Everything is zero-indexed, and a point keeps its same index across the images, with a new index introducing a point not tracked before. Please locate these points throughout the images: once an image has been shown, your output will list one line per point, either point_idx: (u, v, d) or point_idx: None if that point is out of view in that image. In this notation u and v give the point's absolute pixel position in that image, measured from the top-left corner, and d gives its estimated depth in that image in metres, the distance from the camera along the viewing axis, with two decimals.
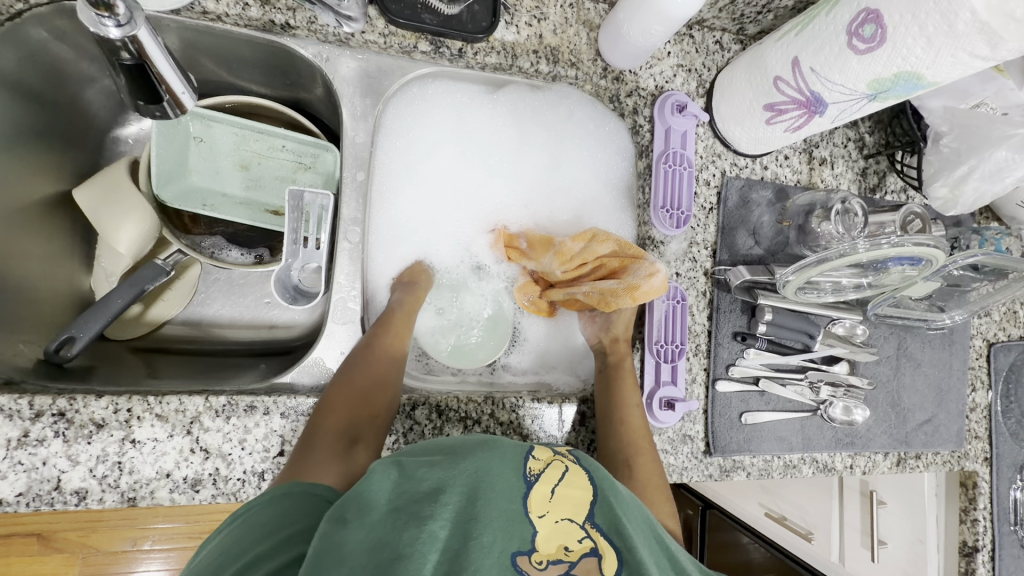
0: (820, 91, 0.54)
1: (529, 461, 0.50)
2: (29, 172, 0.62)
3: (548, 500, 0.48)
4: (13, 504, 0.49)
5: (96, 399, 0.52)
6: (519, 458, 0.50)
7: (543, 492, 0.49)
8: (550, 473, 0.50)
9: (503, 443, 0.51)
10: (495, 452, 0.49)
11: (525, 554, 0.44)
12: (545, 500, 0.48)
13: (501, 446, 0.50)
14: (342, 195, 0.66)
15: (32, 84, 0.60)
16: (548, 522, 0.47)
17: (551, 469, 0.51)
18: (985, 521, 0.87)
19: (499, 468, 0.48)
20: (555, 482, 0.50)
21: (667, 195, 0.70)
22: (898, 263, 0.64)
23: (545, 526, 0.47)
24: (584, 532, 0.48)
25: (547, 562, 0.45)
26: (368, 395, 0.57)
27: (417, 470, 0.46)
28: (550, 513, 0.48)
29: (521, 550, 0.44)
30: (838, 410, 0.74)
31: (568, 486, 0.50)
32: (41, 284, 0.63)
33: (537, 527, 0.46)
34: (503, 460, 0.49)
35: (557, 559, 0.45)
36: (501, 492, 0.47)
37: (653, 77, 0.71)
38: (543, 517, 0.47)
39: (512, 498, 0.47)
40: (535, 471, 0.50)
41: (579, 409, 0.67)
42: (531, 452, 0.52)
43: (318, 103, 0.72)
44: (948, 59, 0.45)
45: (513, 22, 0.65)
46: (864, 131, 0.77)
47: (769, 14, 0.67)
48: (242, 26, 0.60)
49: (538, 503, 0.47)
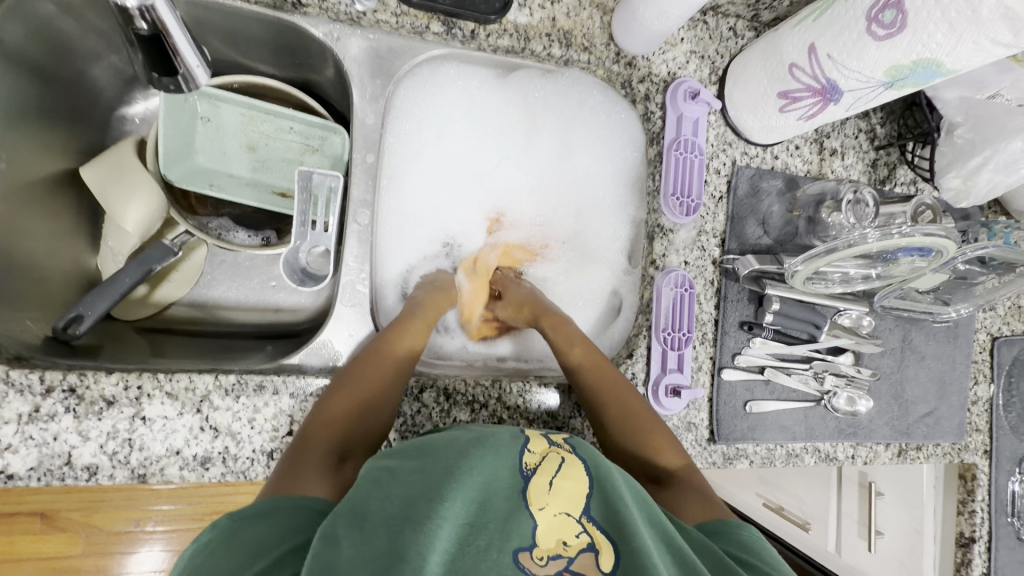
0: (836, 79, 0.54)
1: (523, 455, 0.50)
2: (35, 149, 0.62)
3: (548, 491, 0.47)
4: (25, 478, 0.50)
5: (106, 376, 0.52)
6: (513, 454, 0.50)
7: (541, 484, 0.48)
8: (547, 465, 0.49)
9: (495, 437, 0.51)
10: (487, 449, 0.49)
11: (526, 550, 0.43)
12: (545, 491, 0.47)
13: (496, 441, 0.51)
14: (351, 177, 0.65)
15: (37, 58, 0.59)
16: (548, 515, 0.46)
17: (547, 461, 0.50)
18: (982, 513, 0.88)
19: (492, 466, 0.48)
20: (553, 474, 0.49)
21: (677, 183, 0.69)
22: (907, 253, 0.63)
23: (545, 519, 0.46)
24: (581, 527, 0.46)
25: (547, 558, 0.44)
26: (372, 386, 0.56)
27: (410, 475, 0.47)
28: (549, 506, 0.47)
29: (522, 546, 0.43)
30: (841, 400, 0.75)
31: (566, 478, 0.49)
32: (48, 262, 0.63)
33: (538, 520, 0.45)
34: (497, 457, 0.49)
35: (556, 553, 0.44)
36: (497, 490, 0.47)
37: (666, 63, 0.70)
38: (544, 509, 0.46)
39: (507, 496, 0.46)
40: (532, 465, 0.49)
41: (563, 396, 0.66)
42: (526, 444, 0.51)
43: (327, 84, 0.71)
44: (968, 46, 0.45)
45: (526, 4, 0.64)
46: (875, 122, 0.77)
47: (785, 1, 0.66)
48: (253, 3, 0.59)
49: (537, 496, 0.47)
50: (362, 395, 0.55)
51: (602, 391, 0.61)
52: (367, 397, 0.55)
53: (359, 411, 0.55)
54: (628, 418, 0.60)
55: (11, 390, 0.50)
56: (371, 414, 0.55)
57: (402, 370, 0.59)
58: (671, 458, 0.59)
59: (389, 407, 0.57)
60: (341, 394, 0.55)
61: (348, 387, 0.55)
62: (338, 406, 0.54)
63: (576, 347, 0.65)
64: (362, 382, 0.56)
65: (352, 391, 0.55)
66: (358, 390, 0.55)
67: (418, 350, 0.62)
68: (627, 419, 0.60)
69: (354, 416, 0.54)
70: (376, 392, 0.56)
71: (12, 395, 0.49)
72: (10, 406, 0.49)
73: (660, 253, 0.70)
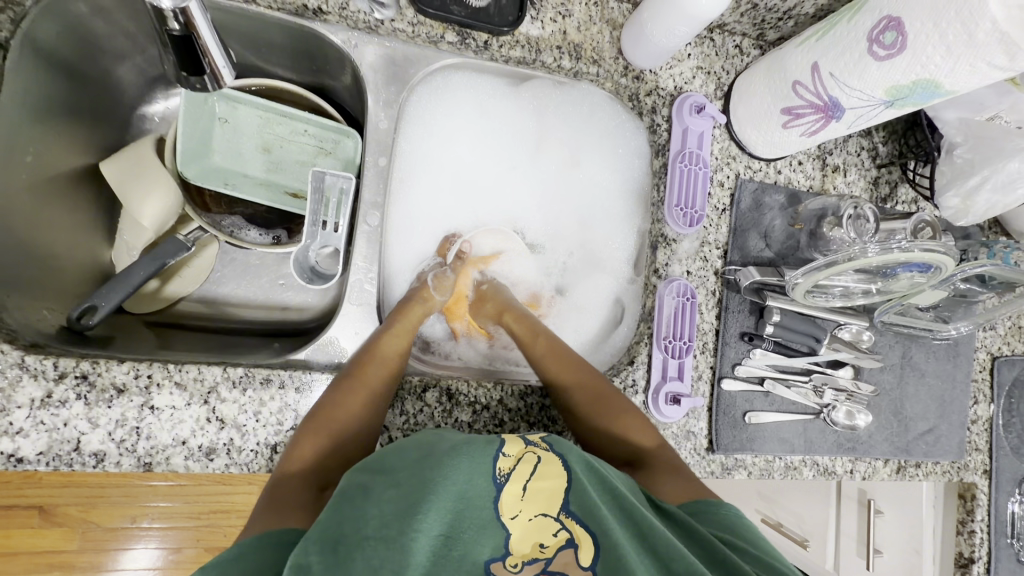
0: (838, 96, 0.55)
1: (498, 460, 0.50)
2: (59, 143, 0.64)
3: (520, 497, 0.48)
4: (34, 463, 0.51)
5: (118, 364, 0.53)
6: (488, 460, 0.49)
7: (515, 490, 0.48)
8: (521, 469, 0.50)
9: (469, 444, 0.50)
10: (462, 457, 0.48)
11: (499, 560, 0.46)
12: (517, 499, 0.48)
13: (470, 447, 0.50)
14: (363, 179, 0.67)
15: (67, 56, 0.61)
16: (521, 522, 0.47)
17: (522, 465, 0.50)
18: (982, 533, 0.87)
19: (466, 472, 0.48)
20: (527, 478, 0.49)
21: (682, 194, 0.71)
22: (907, 269, 0.65)
23: (519, 526, 0.47)
24: (559, 524, 0.48)
25: (522, 563, 0.46)
26: (357, 393, 0.56)
27: (383, 491, 0.45)
28: (522, 512, 0.48)
29: (494, 556, 0.46)
30: (840, 414, 0.75)
31: (540, 480, 0.49)
32: (67, 253, 0.65)
33: (510, 528, 0.47)
34: (471, 464, 0.48)
35: (533, 558, 0.46)
36: (472, 497, 0.47)
37: (673, 78, 0.72)
38: (516, 517, 0.48)
39: (479, 503, 0.47)
40: (505, 470, 0.49)
41: (542, 400, 0.67)
42: (501, 448, 0.51)
43: (342, 90, 0.74)
44: (967, 68, 0.46)
45: (539, 17, 0.66)
46: (877, 141, 0.78)
47: (790, 21, 0.69)
48: (275, 9, 0.61)
49: (509, 504, 0.48)
50: (347, 410, 0.55)
51: (583, 395, 0.62)
52: (351, 407, 0.56)
53: (344, 418, 0.55)
54: (604, 409, 0.61)
55: (25, 374, 0.51)
56: (357, 421, 0.56)
57: (387, 380, 0.59)
58: (642, 436, 0.60)
59: (374, 422, 0.57)
60: (327, 410, 0.55)
61: (334, 402, 0.56)
62: (325, 420, 0.55)
63: (557, 352, 0.65)
64: (349, 396, 0.56)
65: (336, 407, 0.55)
66: (344, 404, 0.56)
67: (403, 356, 0.62)
68: (607, 411, 0.61)
69: (336, 430, 0.54)
70: (363, 405, 0.56)
71: (26, 380, 0.51)
72: (24, 391, 0.51)
73: (663, 263, 0.71)
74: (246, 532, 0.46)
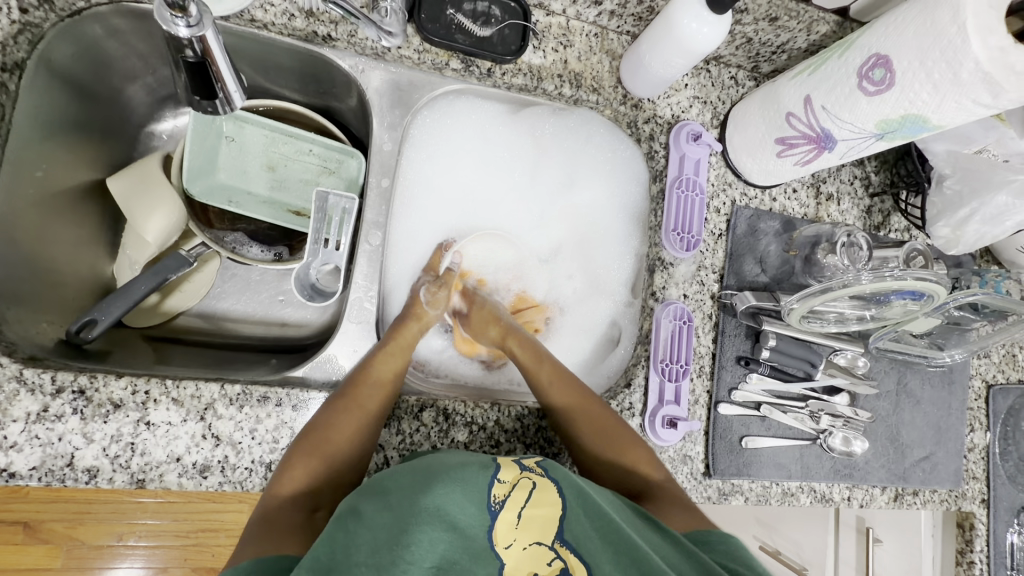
0: (830, 128, 0.57)
1: (493, 487, 0.49)
2: (68, 159, 0.65)
3: (514, 527, 0.48)
4: (26, 478, 0.50)
5: (116, 379, 0.53)
6: (481, 487, 0.49)
7: (509, 520, 0.48)
8: (517, 496, 0.49)
9: (463, 471, 0.49)
10: (456, 485, 0.48)
11: None
12: (511, 528, 0.48)
13: (464, 474, 0.49)
14: (365, 200, 0.68)
15: (80, 76, 0.63)
16: (515, 551, 0.47)
17: (517, 491, 0.50)
18: (982, 564, 0.88)
19: (460, 501, 0.47)
20: (522, 506, 0.49)
21: (678, 218, 0.72)
22: (900, 296, 0.66)
23: (513, 555, 0.47)
24: (553, 552, 0.48)
25: None
26: (357, 417, 0.56)
27: (377, 519, 0.45)
28: (516, 541, 0.48)
29: None
30: (837, 440, 0.75)
31: (535, 507, 0.49)
32: (68, 268, 0.65)
33: (504, 559, 0.46)
34: (463, 492, 0.47)
35: None
36: (467, 529, 0.46)
37: (670, 107, 0.74)
38: (511, 546, 0.47)
39: (474, 534, 0.46)
40: (501, 497, 0.49)
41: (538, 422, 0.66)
42: (496, 474, 0.50)
43: (348, 112, 0.75)
44: (952, 105, 0.48)
45: (540, 47, 0.69)
46: (870, 170, 0.80)
47: (783, 54, 0.71)
48: (286, 35, 0.63)
49: (503, 534, 0.47)
50: (346, 430, 0.55)
51: (579, 417, 0.62)
52: (352, 435, 0.56)
53: (342, 445, 0.55)
54: (607, 429, 0.62)
55: (22, 389, 0.51)
56: (354, 446, 0.56)
57: (384, 400, 0.58)
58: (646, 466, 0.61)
59: (371, 440, 0.57)
60: (321, 432, 0.55)
61: (330, 423, 0.55)
62: (320, 441, 0.54)
63: (556, 380, 0.64)
64: (345, 416, 0.56)
65: (333, 429, 0.55)
66: (342, 425, 0.55)
67: (398, 378, 0.61)
68: (608, 435, 0.61)
69: (332, 450, 0.54)
70: (360, 429, 0.56)
71: (24, 394, 0.51)
72: (20, 405, 0.50)
73: (660, 286, 0.72)
74: (239, 557, 0.46)
